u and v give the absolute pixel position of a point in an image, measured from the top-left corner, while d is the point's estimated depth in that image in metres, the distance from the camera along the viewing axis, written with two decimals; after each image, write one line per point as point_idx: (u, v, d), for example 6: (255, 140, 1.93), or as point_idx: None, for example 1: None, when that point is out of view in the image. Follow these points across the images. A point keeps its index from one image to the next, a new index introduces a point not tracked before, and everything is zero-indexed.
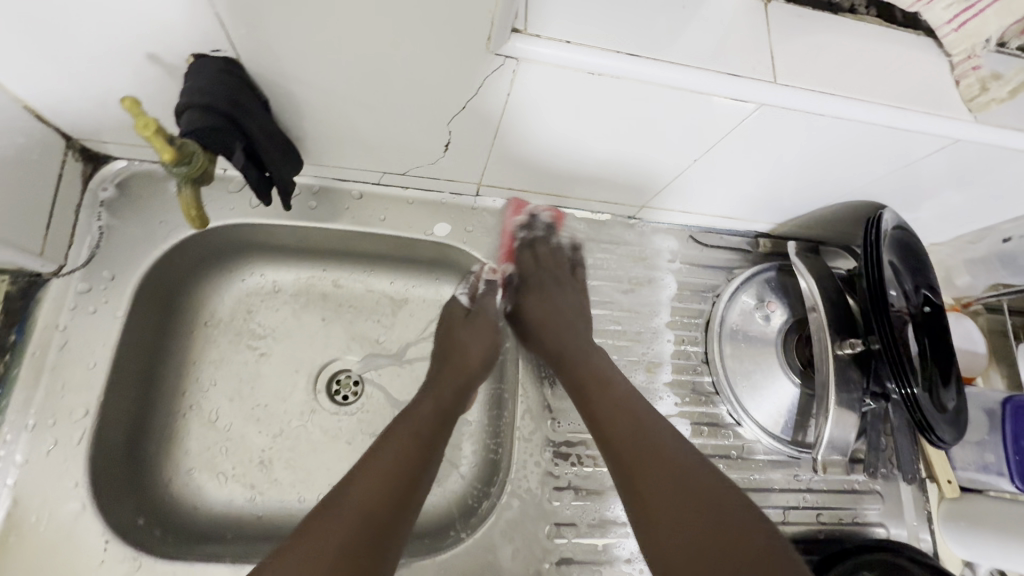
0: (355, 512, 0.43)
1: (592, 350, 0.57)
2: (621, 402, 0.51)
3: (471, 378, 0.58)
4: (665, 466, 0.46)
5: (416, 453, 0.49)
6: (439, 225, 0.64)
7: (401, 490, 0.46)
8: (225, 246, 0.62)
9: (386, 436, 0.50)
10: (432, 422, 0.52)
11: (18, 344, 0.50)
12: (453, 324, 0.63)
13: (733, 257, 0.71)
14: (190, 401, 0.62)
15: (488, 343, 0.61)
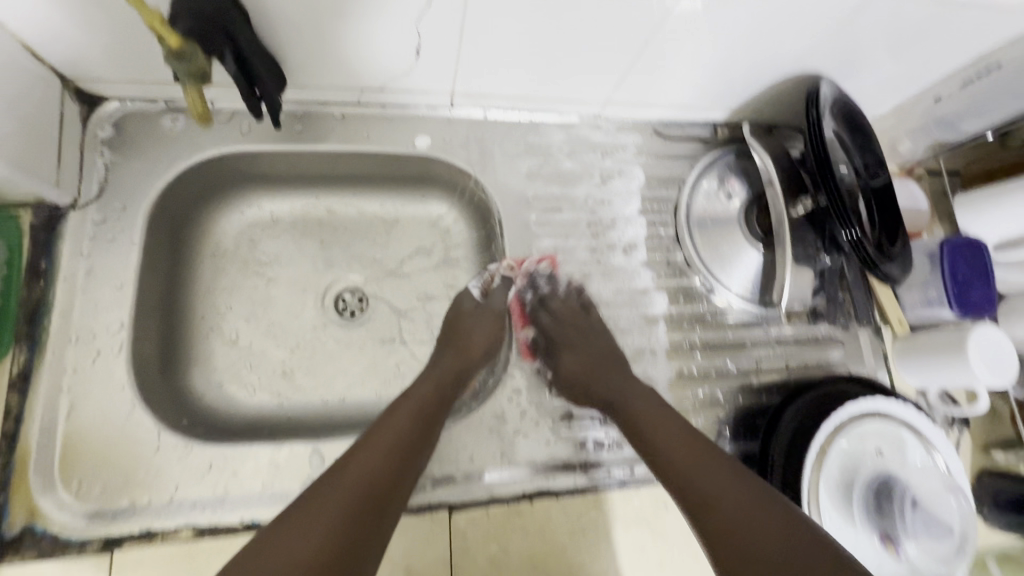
0: (356, 481, 0.47)
1: (631, 383, 0.61)
2: (678, 437, 0.55)
3: (463, 368, 0.62)
4: (717, 477, 0.51)
5: (409, 430, 0.53)
6: (420, 137, 0.68)
7: (399, 463, 0.50)
8: (222, 177, 0.67)
9: (386, 418, 0.53)
10: (430, 409, 0.56)
11: (49, 269, 0.54)
12: (462, 318, 0.66)
13: (695, 145, 0.76)
14: (210, 324, 0.68)
15: (491, 339, 0.65)
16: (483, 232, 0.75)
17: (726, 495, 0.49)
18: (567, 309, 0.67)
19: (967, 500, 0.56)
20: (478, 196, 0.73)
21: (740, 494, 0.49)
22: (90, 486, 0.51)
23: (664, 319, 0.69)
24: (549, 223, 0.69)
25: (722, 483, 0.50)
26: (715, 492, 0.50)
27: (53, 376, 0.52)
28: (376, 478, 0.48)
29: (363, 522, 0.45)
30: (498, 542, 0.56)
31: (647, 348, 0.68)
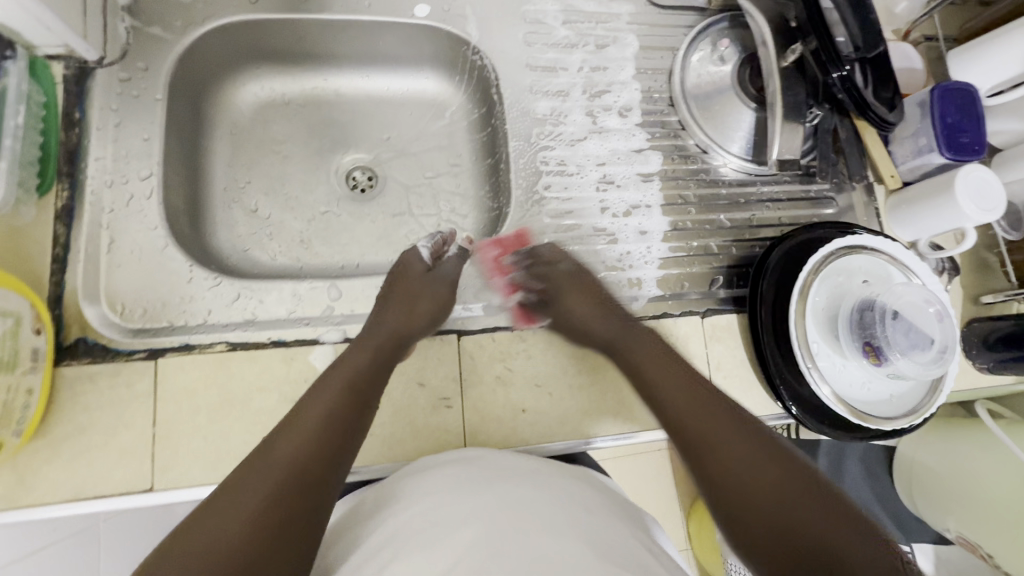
0: (284, 463, 0.44)
1: (629, 329, 0.61)
2: (681, 385, 0.54)
3: (404, 334, 0.57)
4: (714, 427, 0.49)
5: (341, 402, 0.50)
6: (418, 7, 0.71)
7: (335, 440, 0.47)
8: (233, 52, 0.71)
9: (314, 392, 0.50)
10: (369, 376, 0.53)
11: (82, 119, 0.59)
12: (402, 278, 0.63)
13: (689, 14, 0.78)
14: (231, 195, 0.72)
15: (436, 302, 0.61)
16: (484, 108, 0.78)
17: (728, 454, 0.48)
18: (565, 167, 0.70)
19: (947, 313, 0.59)
20: (480, 67, 0.74)
21: (739, 447, 0.47)
22: (133, 310, 0.56)
23: (658, 176, 0.72)
24: (546, 88, 0.72)
25: (716, 436, 0.49)
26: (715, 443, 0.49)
27: (94, 213, 0.57)
28: (306, 458, 0.45)
29: (291, 504, 0.43)
30: (504, 362, 0.60)
31: (642, 203, 0.71)
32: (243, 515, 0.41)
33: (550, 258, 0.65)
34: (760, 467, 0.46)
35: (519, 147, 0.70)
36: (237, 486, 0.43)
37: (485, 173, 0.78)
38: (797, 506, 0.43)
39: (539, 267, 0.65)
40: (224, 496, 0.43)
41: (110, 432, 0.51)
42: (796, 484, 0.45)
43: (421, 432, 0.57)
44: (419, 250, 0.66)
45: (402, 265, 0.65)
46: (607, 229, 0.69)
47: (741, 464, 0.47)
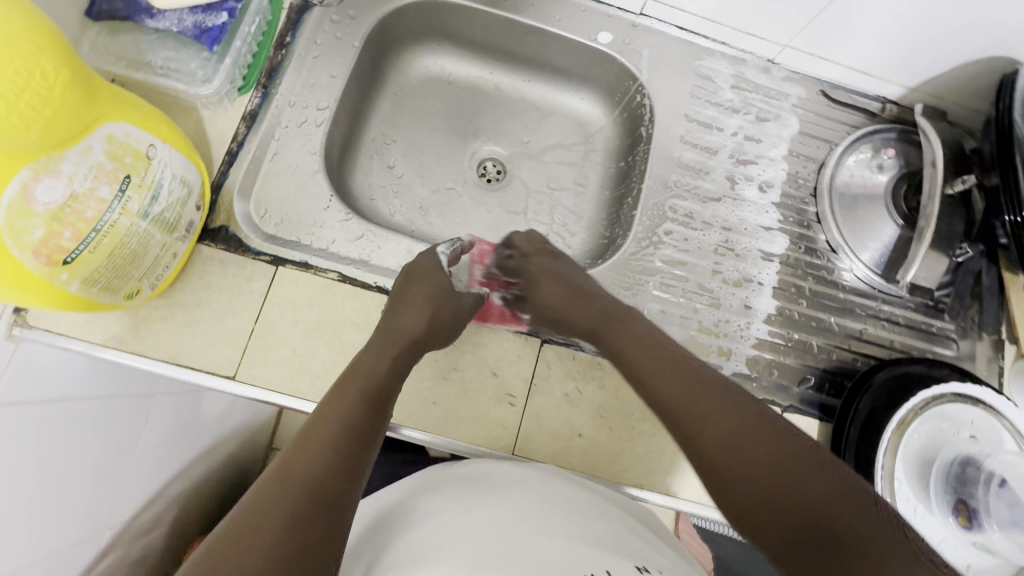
0: (298, 484, 0.41)
1: (599, 303, 0.59)
2: (658, 359, 0.52)
3: (422, 338, 0.55)
4: (714, 422, 0.45)
5: (358, 414, 0.47)
6: (602, 34, 0.75)
7: (352, 457, 0.45)
8: (426, 25, 0.77)
9: (329, 404, 0.47)
10: (382, 386, 0.50)
11: (290, 43, 0.65)
12: (410, 277, 0.58)
13: (859, 116, 0.77)
14: (377, 147, 0.78)
15: (456, 310, 0.58)
16: (628, 141, 0.80)
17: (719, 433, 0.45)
18: (690, 220, 0.70)
19: (1009, 480, 0.55)
20: (640, 104, 0.77)
21: (730, 421, 0.45)
22: (272, 217, 0.61)
23: (779, 258, 0.71)
24: (696, 141, 0.73)
25: (718, 427, 0.45)
26: (700, 414, 0.46)
27: (272, 124, 0.63)
28: (323, 476, 0.42)
29: (314, 528, 0.39)
30: (576, 382, 0.60)
31: (754, 279, 0.69)
32: (263, 536, 0.38)
33: (529, 251, 0.67)
34: (745, 442, 0.43)
35: (652, 187, 0.71)
36: (255, 504, 0.40)
37: (608, 202, 0.80)
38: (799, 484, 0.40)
39: (516, 260, 0.67)
40: (242, 512, 0.39)
41: (219, 315, 0.56)
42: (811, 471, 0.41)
43: (479, 418, 0.58)
44: (438, 257, 0.61)
45: (419, 263, 0.60)
46: (713, 291, 0.68)
47: (744, 448, 0.43)
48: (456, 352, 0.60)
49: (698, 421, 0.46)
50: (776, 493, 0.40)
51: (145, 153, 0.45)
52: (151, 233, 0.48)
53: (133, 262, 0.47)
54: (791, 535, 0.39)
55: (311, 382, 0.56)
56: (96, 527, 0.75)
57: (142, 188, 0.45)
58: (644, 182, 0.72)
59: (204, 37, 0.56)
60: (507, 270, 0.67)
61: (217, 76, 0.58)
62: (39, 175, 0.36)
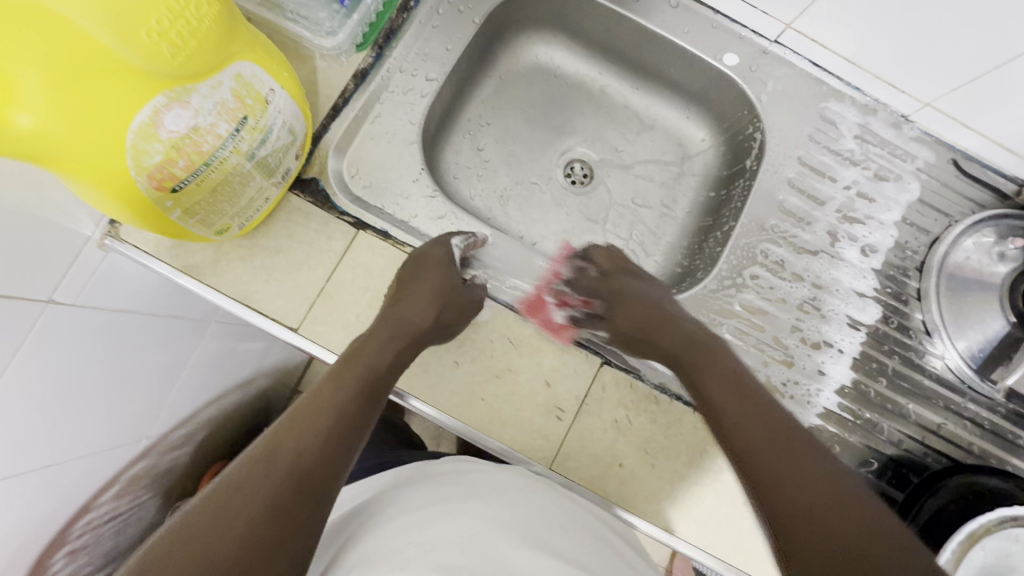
0: (285, 466, 0.45)
1: (676, 326, 0.58)
2: (755, 404, 0.51)
3: (424, 333, 0.55)
4: (800, 474, 0.45)
5: (351, 404, 0.50)
6: (729, 55, 0.70)
7: (339, 448, 0.48)
8: (547, 12, 0.74)
9: (329, 388, 0.50)
10: (380, 378, 0.52)
11: (413, 8, 0.64)
12: (422, 266, 0.57)
13: (988, 195, 0.70)
14: (471, 126, 0.76)
15: (463, 308, 0.57)
16: (728, 171, 0.76)
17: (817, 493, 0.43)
18: (780, 269, 0.66)
19: None
20: (751, 136, 0.72)
21: (806, 471, 0.45)
22: (362, 179, 0.61)
23: (867, 329, 0.66)
24: (805, 187, 0.68)
25: (800, 479, 0.44)
26: (782, 455, 0.46)
27: (380, 86, 0.62)
28: (311, 462, 0.46)
29: (295, 511, 0.43)
30: (628, 410, 0.58)
31: (835, 345, 0.65)
32: (245, 514, 0.41)
33: (609, 268, 0.65)
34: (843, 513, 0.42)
35: (747, 226, 0.67)
36: (245, 476, 0.44)
37: (692, 229, 0.76)
38: (883, 555, 0.40)
39: (595, 277, 0.66)
40: (230, 486, 0.43)
41: (295, 265, 0.56)
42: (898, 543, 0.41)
43: (520, 424, 0.57)
44: (448, 250, 0.59)
45: (433, 252, 0.58)
46: (787, 348, 0.64)
47: (816, 499, 0.43)
48: (514, 352, 0.58)
49: (787, 471, 0.45)
50: (831, 523, 0.42)
51: (265, 98, 0.45)
52: (252, 175, 0.48)
53: (230, 200, 0.48)
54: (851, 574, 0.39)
55: None
56: (134, 433, 0.79)
57: (255, 130, 0.45)
58: (738, 220, 0.68)
59: None
60: (585, 289, 0.65)
61: (343, 31, 0.58)
62: (171, 103, 0.37)
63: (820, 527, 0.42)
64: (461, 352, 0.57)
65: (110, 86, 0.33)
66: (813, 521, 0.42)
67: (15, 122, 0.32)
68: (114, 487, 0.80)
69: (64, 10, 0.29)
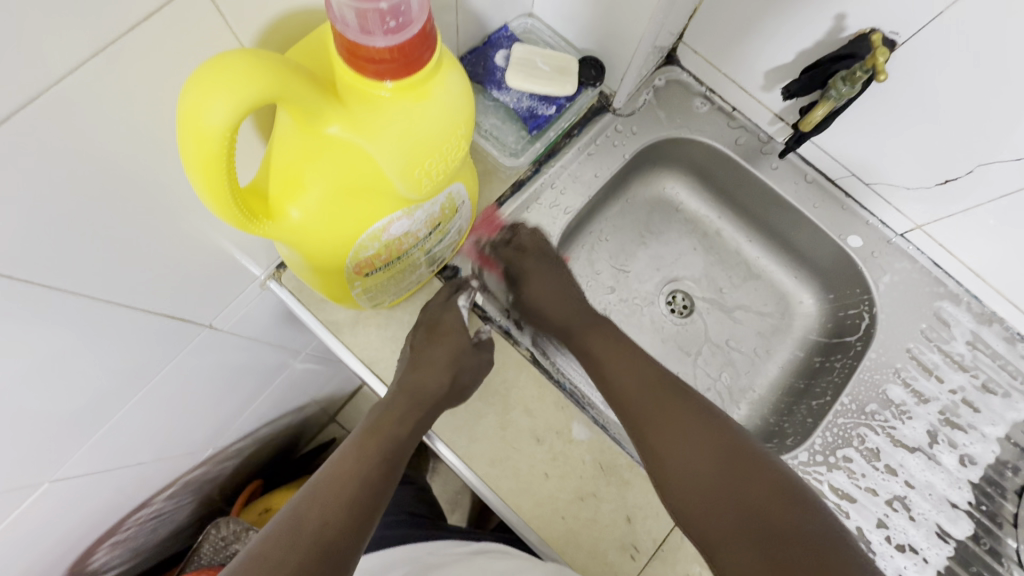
0: (309, 537, 0.47)
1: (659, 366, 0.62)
2: (628, 359, 0.61)
3: (440, 400, 0.58)
4: (668, 425, 0.55)
5: (372, 473, 0.53)
6: (853, 237, 0.74)
7: (362, 516, 0.50)
8: (685, 156, 0.81)
9: (351, 459, 0.53)
10: (396, 449, 0.55)
11: (576, 135, 0.71)
12: (437, 330, 0.60)
13: None
14: (590, 239, 0.81)
15: (475, 369, 0.59)
16: (830, 342, 0.77)
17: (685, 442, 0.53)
18: (873, 458, 0.66)
19: None
20: (860, 315, 0.74)
21: (672, 419, 0.55)
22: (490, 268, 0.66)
23: (956, 542, 0.64)
24: (910, 380, 0.69)
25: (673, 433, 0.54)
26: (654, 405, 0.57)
27: (532, 197, 0.69)
28: (334, 532, 0.48)
29: None
30: (701, 567, 0.57)
31: (920, 552, 0.63)
32: None
33: (530, 247, 0.66)
34: (730, 473, 0.50)
35: (846, 407, 0.68)
36: (269, 547, 0.45)
37: (782, 389, 0.77)
38: (743, 479, 0.50)
39: (513, 250, 0.66)
40: (257, 561, 0.44)
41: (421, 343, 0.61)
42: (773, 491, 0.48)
43: (594, 554, 0.57)
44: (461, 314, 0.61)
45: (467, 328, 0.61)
46: (870, 543, 0.62)
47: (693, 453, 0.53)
48: (602, 479, 0.59)
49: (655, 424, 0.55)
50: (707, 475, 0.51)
51: (456, 208, 0.50)
52: (421, 265, 0.54)
53: (396, 283, 0.53)
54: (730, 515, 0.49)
55: (467, 442, 0.60)
56: (206, 442, 0.82)
57: (441, 232, 0.51)
58: (839, 397, 0.69)
59: (530, 121, 0.64)
60: (501, 258, 0.66)
61: (524, 154, 0.65)
62: (402, 217, 0.42)
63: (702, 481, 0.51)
64: (552, 465, 0.59)
65: (367, 205, 0.39)
66: (710, 504, 0.50)
67: (289, 216, 0.37)
68: (170, 489, 0.83)
69: (378, 154, 0.35)
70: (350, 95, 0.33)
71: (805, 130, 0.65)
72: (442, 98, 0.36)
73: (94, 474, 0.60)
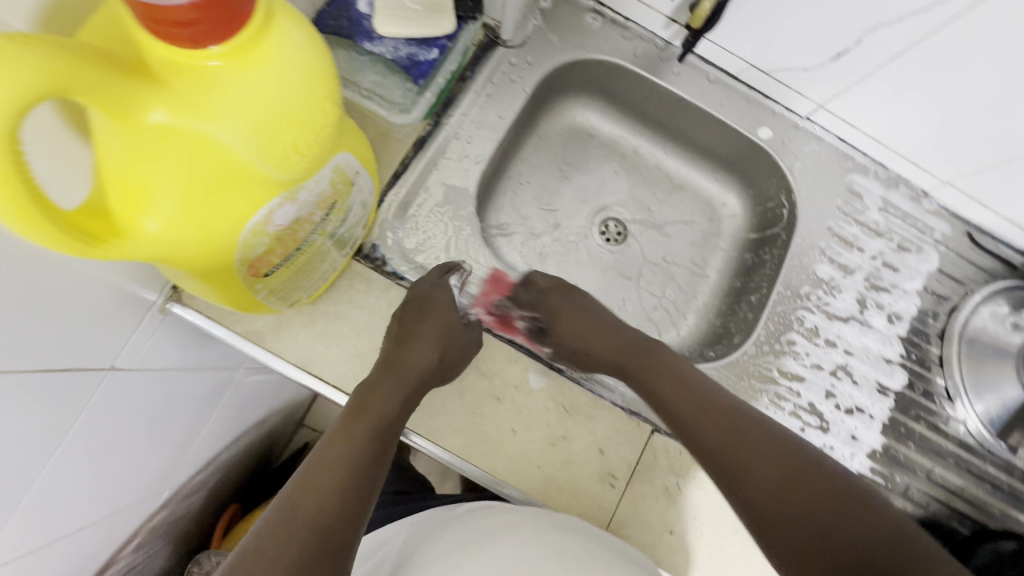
0: (305, 526, 0.46)
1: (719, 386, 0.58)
2: (692, 387, 0.57)
3: (430, 378, 0.55)
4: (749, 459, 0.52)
5: (365, 454, 0.51)
6: (763, 128, 0.74)
7: (358, 498, 0.50)
8: (588, 79, 0.78)
9: (343, 439, 0.52)
10: (389, 425, 0.53)
11: (470, 78, 0.67)
12: (427, 308, 0.58)
13: (998, 266, 0.75)
14: (511, 184, 0.78)
15: (463, 348, 0.57)
16: (759, 235, 0.79)
17: (765, 471, 0.52)
18: (814, 336, 0.69)
19: None
20: (780, 204, 0.76)
21: (752, 450, 0.53)
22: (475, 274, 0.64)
23: (894, 394, 0.69)
24: (835, 257, 0.72)
25: (752, 462, 0.52)
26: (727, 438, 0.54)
27: (437, 154, 0.64)
28: (332, 517, 0.47)
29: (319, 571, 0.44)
30: (678, 476, 0.59)
31: (866, 410, 0.68)
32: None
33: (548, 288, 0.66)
34: (822, 509, 0.49)
35: (782, 294, 0.71)
36: (266, 541, 0.45)
37: (723, 291, 0.79)
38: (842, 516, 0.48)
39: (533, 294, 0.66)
40: (255, 556, 0.43)
41: (355, 333, 0.58)
42: (876, 527, 0.47)
43: (578, 493, 0.58)
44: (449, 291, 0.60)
45: (438, 294, 0.59)
46: (822, 414, 0.67)
47: (775, 489, 0.51)
48: (568, 420, 0.59)
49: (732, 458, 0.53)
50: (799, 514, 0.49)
51: (351, 180, 0.46)
52: (329, 251, 0.50)
53: (307, 277, 0.49)
54: (834, 571, 0.46)
55: (427, 419, 0.58)
56: (159, 485, 0.77)
57: (340, 212, 0.47)
58: (775, 287, 0.72)
59: (414, 69, 0.57)
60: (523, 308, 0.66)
61: (416, 108, 0.61)
62: (284, 203, 0.38)
63: (796, 518, 0.49)
64: (517, 420, 0.58)
65: (238, 197, 0.34)
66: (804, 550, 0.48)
67: (143, 228, 0.32)
68: (134, 541, 0.78)
69: (224, 138, 0.31)
70: (167, 71, 0.28)
71: (695, 27, 0.66)
72: (286, 59, 0.31)
73: (31, 553, 0.54)
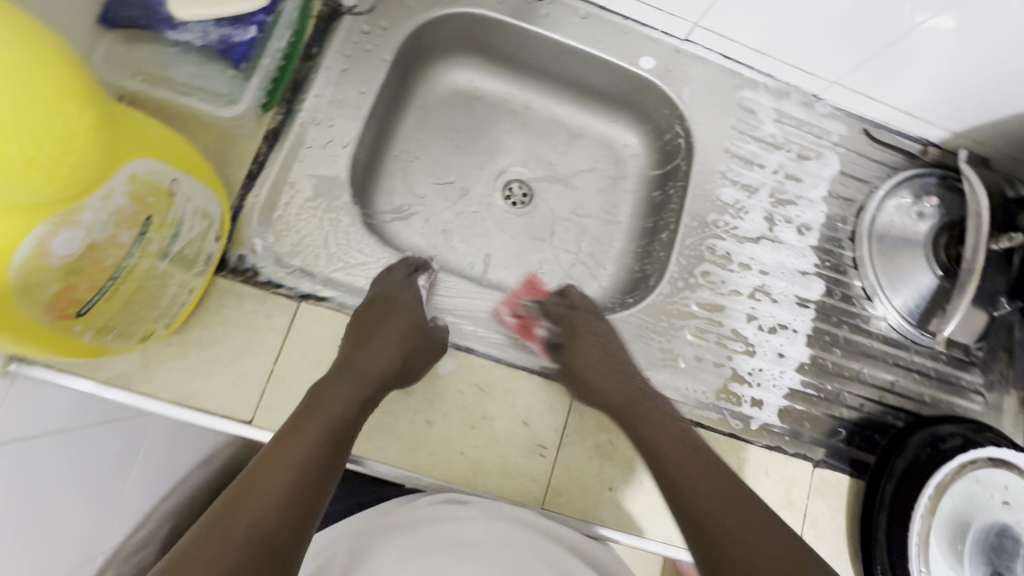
0: (244, 531, 0.41)
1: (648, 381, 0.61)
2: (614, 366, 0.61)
3: (389, 380, 0.54)
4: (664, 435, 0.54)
5: (317, 453, 0.47)
6: (644, 58, 0.71)
7: (308, 499, 0.45)
8: (457, 37, 0.73)
9: (291, 434, 0.47)
10: (344, 423, 0.50)
11: (318, 55, 0.62)
12: (393, 304, 0.59)
13: (897, 158, 0.74)
14: (398, 163, 0.73)
15: (429, 353, 0.57)
16: (664, 169, 0.77)
17: (674, 444, 0.54)
18: (728, 262, 0.68)
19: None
20: (677, 134, 0.74)
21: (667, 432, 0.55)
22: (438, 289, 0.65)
23: (815, 304, 0.69)
24: (737, 178, 0.70)
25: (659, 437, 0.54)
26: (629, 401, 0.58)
27: (295, 144, 0.59)
28: (276, 519, 0.42)
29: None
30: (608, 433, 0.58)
31: (790, 326, 0.67)
32: None
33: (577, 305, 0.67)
34: (723, 498, 0.48)
35: (690, 226, 0.69)
36: (196, 551, 0.39)
37: (638, 234, 0.77)
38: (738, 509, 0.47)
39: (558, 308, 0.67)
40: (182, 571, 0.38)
41: (236, 353, 0.53)
42: (769, 524, 0.46)
43: (509, 471, 0.55)
44: (414, 292, 0.62)
45: (399, 296, 0.60)
46: (746, 338, 0.66)
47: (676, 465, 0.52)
48: (485, 398, 0.57)
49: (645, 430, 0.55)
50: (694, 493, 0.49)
51: (167, 190, 0.42)
52: (169, 273, 0.45)
53: (150, 306, 0.44)
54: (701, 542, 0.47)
55: None
56: None
57: (163, 227, 0.42)
58: (684, 220, 0.69)
59: (230, 52, 0.54)
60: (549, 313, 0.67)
61: (244, 96, 0.56)
62: (58, 228, 0.32)
63: (695, 496, 0.49)
64: (431, 410, 0.55)
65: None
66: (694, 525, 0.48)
67: None
68: None
69: None
70: None
71: None
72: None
73: None
